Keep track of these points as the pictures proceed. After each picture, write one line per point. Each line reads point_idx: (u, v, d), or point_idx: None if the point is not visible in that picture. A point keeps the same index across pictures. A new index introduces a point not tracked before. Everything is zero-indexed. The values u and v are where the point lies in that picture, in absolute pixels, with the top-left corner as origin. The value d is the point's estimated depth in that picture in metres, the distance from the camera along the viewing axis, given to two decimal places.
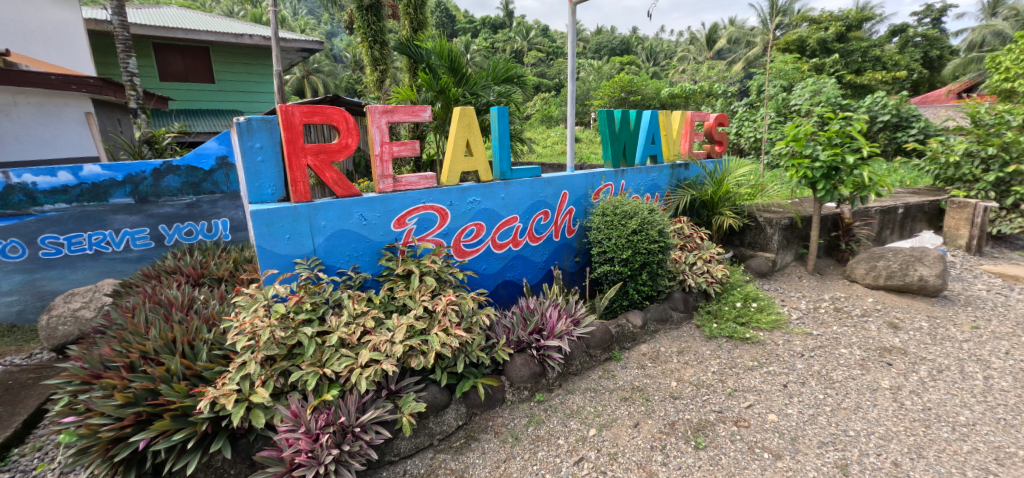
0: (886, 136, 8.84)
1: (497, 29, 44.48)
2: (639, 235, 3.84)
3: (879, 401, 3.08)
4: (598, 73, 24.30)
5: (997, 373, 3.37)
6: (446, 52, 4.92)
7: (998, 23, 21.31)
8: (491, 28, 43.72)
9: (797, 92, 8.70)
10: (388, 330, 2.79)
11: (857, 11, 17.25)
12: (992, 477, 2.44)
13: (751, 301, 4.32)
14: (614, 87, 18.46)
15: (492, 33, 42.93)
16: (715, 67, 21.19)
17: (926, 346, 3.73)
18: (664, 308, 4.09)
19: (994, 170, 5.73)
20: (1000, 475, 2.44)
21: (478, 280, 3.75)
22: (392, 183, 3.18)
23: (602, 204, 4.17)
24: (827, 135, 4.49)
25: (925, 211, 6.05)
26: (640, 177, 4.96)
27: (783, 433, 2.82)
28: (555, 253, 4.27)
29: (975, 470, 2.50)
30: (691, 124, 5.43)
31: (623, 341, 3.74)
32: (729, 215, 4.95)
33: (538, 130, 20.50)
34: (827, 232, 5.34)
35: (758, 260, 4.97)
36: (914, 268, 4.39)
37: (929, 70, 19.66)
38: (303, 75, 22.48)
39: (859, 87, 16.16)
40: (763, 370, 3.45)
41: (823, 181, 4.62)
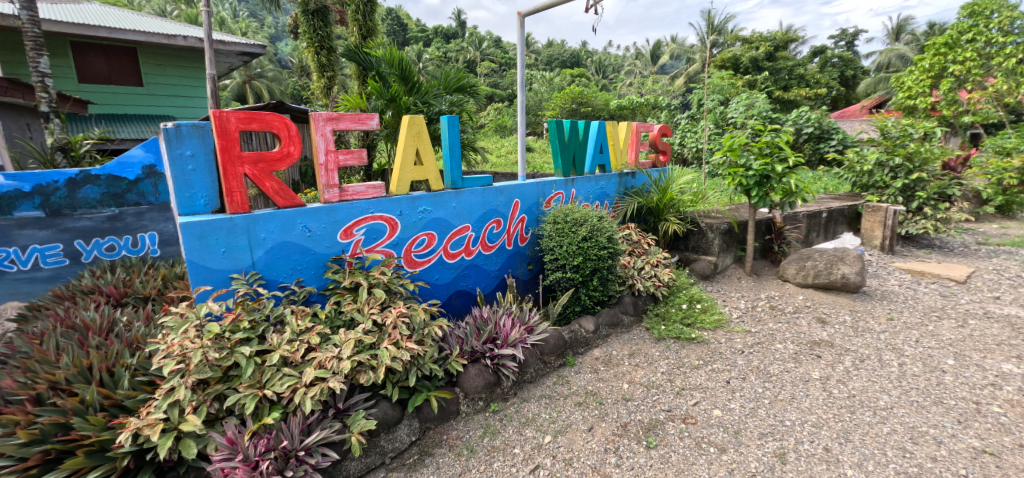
0: (811, 147, 9.59)
1: (451, 37, 45.18)
2: (589, 242, 3.94)
3: (810, 391, 3.29)
4: (549, 85, 24.92)
5: (909, 360, 3.70)
6: (396, 60, 4.89)
7: (901, 47, 23.86)
8: (444, 39, 44.15)
9: (733, 106, 9.30)
10: (335, 346, 2.66)
11: (783, 33, 18.71)
12: (908, 455, 2.67)
13: (695, 302, 4.53)
14: (565, 99, 18.99)
15: (444, 42, 43.07)
16: (658, 81, 22.23)
17: (850, 337, 4.05)
18: (615, 312, 4.18)
19: (900, 177, 6.37)
20: (914, 453, 2.68)
21: (431, 290, 3.68)
22: (339, 193, 3.07)
23: (554, 212, 4.24)
24: (758, 146, 4.81)
25: (846, 215, 6.60)
26: (589, 186, 5.08)
27: (727, 427, 2.95)
28: (508, 261, 4.27)
29: (894, 449, 2.72)
30: (635, 135, 5.68)
31: (576, 346, 3.80)
32: (674, 221, 5.18)
33: (492, 140, 20.63)
34: (761, 235, 5.70)
35: (701, 263, 5.20)
36: (838, 267, 4.77)
37: (846, 88, 21.61)
38: (245, 80, 21.53)
39: (785, 103, 17.68)
40: (708, 368, 3.60)
41: (756, 188, 4.93)
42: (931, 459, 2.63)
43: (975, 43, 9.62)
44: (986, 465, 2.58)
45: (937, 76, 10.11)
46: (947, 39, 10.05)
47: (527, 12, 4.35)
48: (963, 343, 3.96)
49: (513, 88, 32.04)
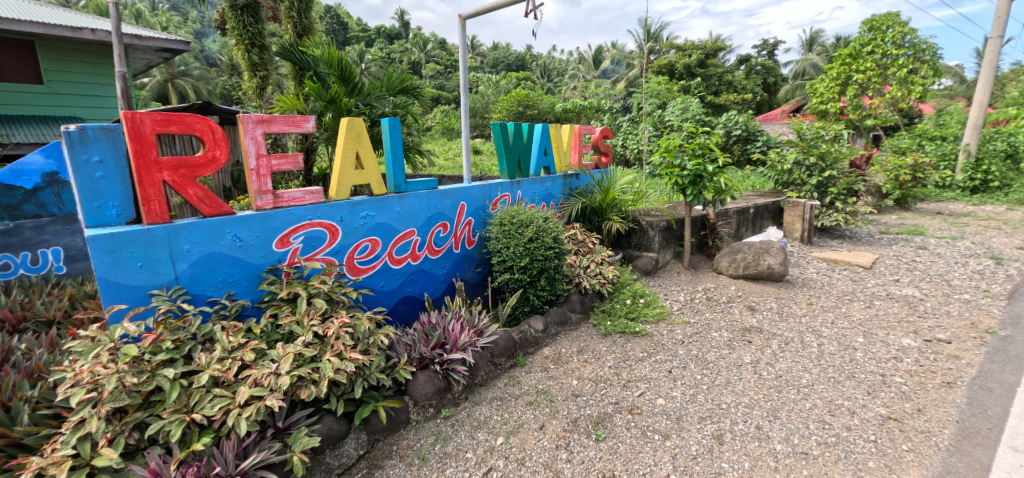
0: (739, 148, 10.26)
1: (393, 38, 44.39)
2: (535, 243, 3.98)
3: (743, 375, 3.52)
4: (495, 88, 25.04)
5: (827, 340, 4.05)
6: (336, 60, 4.68)
7: (814, 57, 26.10)
8: (386, 40, 43.20)
9: (670, 110, 9.77)
10: (272, 361, 2.52)
11: (712, 41, 19.90)
12: (828, 427, 2.92)
13: (638, 297, 4.70)
14: (511, 102, 19.16)
15: (387, 43, 42.16)
16: (600, 85, 22.94)
17: (777, 322, 4.36)
18: (563, 310, 4.26)
19: (816, 175, 6.95)
20: (834, 425, 2.93)
21: (376, 298, 3.57)
22: (273, 199, 2.91)
23: (500, 214, 4.25)
24: (691, 147, 5.08)
25: (770, 210, 7.12)
26: (535, 187, 5.14)
27: (670, 415, 3.09)
28: (455, 265, 4.23)
29: (817, 423, 2.97)
30: (578, 137, 5.84)
31: (526, 346, 3.83)
32: (616, 220, 5.35)
33: (439, 143, 20.43)
34: (697, 231, 6.01)
35: (643, 259, 5.41)
36: (764, 258, 5.13)
37: (768, 94, 23.34)
38: (167, 79, 19.99)
39: (716, 107, 18.84)
40: (652, 359, 3.75)
41: (691, 187, 5.21)
42: (847, 429, 2.89)
43: (875, 55, 10.67)
44: (891, 430, 2.88)
45: (844, 83, 11.14)
46: (852, 50, 11.02)
47: (469, 14, 4.34)
48: (871, 322, 4.38)
49: (458, 91, 31.94)
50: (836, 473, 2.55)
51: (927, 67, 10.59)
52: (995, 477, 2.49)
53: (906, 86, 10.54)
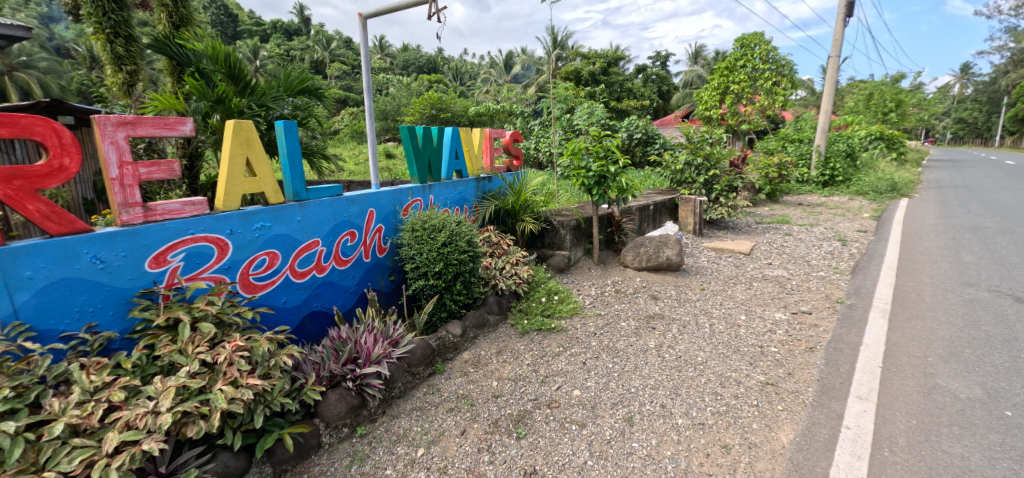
0: (640, 150, 11.02)
1: (292, 36, 41.71)
2: (449, 247, 3.93)
3: (649, 359, 3.77)
4: (405, 90, 24.48)
5: (718, 320, 4.48)
6: (222, 56, 4.27)
7: (699, 69, 28.97)
8: (283, 36, 40.31)
9: (577, 114, 10.22)
10: (149, 398, 2.21)
11: (612, 51, 21.21)
12: (722, 399, 3.23)
13: (553, 294, 4.84)
14: (423, 105, 18.85)
15: (284, 40, 39.30)
16: (510, 89, 23.40)
17: (676, 308, 4.75)
18: (480, 313, 4.24)
19: (703, 174, 7.69)
20: (726, 397, 3.25)
21: (277, 316, 3.29)
22: (143, 213, 2.56)
23: (411, 219, 4.13)
24: (595, 150, 5.35)
25: (667, 206, 7.74)
26: (447, 191, 5.08)
27: (586, 404, 3.21)
28: (367, 274, 4.03)
29: (713, 396, 3.27)
30: (488, 141, 5.90)
31: (445, 353, 3.76)
32: (529, 221, 5.46)
33: (347, 146, 19.49)
34: (604, 228, 6.35)
35: (556, 258, 5.58)
36: (663, 251, 5.56)
37: (663, 100, 25.45)
38: (4, 72, 16.82)
39: (618, 112, 20.17)
40: (567, 353, 3.88)
41: (596, 188, 5.48)
42: (734, 397, 3.24)
43: (746, 68, 12.08)
44: (769, 394, 3.28)
45: (723, 92, 12.48)
46: (728, 63, 12.36)
47: (369, 14, 4.18)
48: (752, 301, 4.95)
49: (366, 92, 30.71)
50: (727, 438, 2.85)
51: (787, 80, 12.23)
52: (847, 424, 2.93)
53: (771, 96, 12.11)
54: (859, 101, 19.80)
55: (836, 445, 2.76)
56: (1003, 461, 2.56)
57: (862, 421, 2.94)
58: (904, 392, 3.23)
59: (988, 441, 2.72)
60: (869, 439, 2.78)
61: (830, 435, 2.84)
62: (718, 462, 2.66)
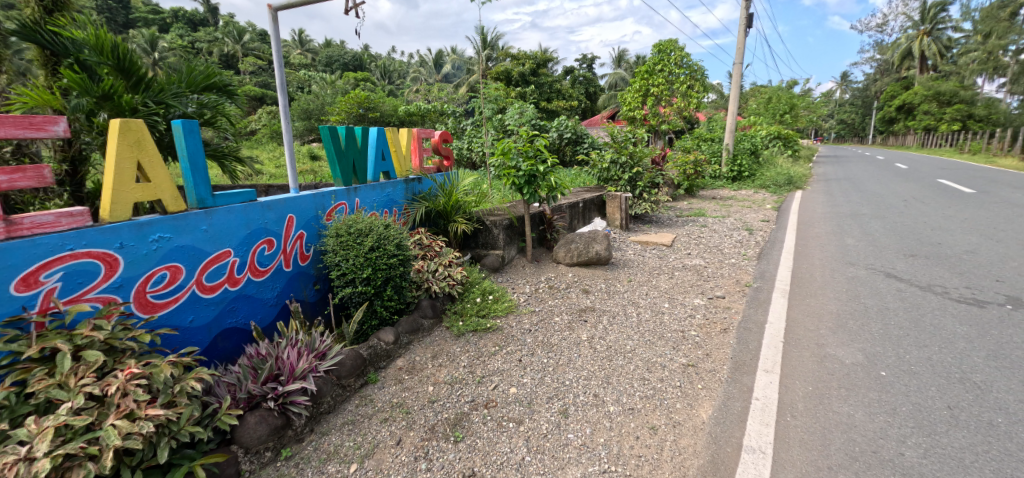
0: (570, 149, 11.33)
1: (198, 27, 38.37)
2: (376, 252, 3.77)
3: (582, 351, 3.87)
4: (330, 88, 23.38)
5: (645, 309, 4.70)
6: (108, 46, 3.78)
7: (622, 72, 30.42)
8: (187, 27, 36.93)
9: (507, 114, 10.29)
10: (21, 444, 1.92)
11: (541, 52, 21.66)
12: (650, 383, 3.40)
13: (488, 294, 4.81)
14: (349, 103, 18.09)
15: (188, 32, 35.99)
16: (441, 88, 23.14)
17: (606, 300, 4.93)
18: (414, 318, 4.12)
19: (627, 171, 8.05)
20: (653, 381, 3.42)
21: (183, 336, 2.98)
22: (5, 228, 2.23)
23: (336, 224, 3.92)
24: (524, 150, 5.41)
25: (596, 203, 8.01)
26: (375, 193, 4.88)
27: (523, 401, 3.23)
28: (288, 285, 3.77)
29: (641, 381, 3.43)
30: (417, 141, 5.75)
31: (377, 361, 3.61)
32: (461, 221, 5.40)
33: (267, 148, 18.27)
34: (536, 226, 6.44)
35: (490, 257, 5.56)
36: (593, 246, 5.74)
37: (590, 101, 26.42)
38: None
39: (548, 112, 20.64)
40: (503, 352, 3.88)
41: (527, 186, 5.54)
42: (660, 380, 3.42)
43: (664, 72, 12.82)
44: (690, 374, 3.51)
45: (644, 94, 13.17)
46: (648, 67, 13.07)
47: (280, 6, 3.90)
48: (674, 289, 5.26)
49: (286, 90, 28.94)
50: (655, 420, 3.00)
51: (699, 84, 13.11)
52: (757, 396, 3.20)
53: (687, 99, 12.97)
54: (760, 104, 21.79)
55: (748, 415, 3.01)
56: (881, 416, 2.93)
57: (769, 392, 3.23)
58: (803, 362, 3.59)
59: (869, 400, 3.10)
60: (775, 408, 3.06)
61: (743, 407, 3.09)
62: (646, 443, 2.79)
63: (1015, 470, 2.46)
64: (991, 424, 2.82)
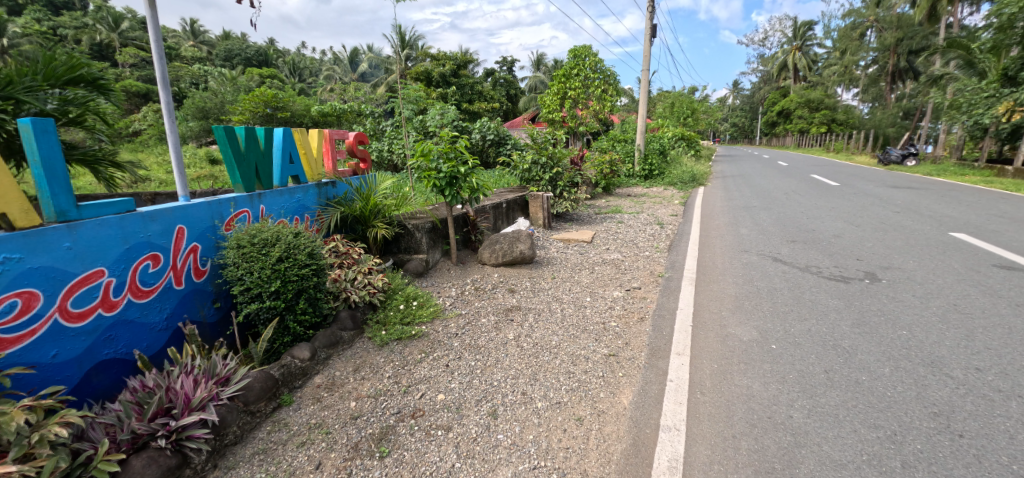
0: (493, 150, 11.37)
1: (63, 10, 33.42)
2: (285, 263, 3.48)
3: (509, 351, 3.87)
4: (231, 86, 21.50)
5: (569, 304, 4.82)
6: None
7: (540, 76, 31.34)
8: (49, 11, 32.02)
9: (428, 115, 10.10)
10: None
11: (461, 54, 21.59)
12: (575, 376, 3.48)
13: (412, 300, 4.64)
14: (255, 102, 16.73)
15: (50, 16, 31.19)
16: (357, 88, 22.21)
17: (531, 298, 4.98)
18: (332, 331, 3.86)
19: (548, 172, 8.24)
20: (578, 373, 3.51)
21: (44, 375, 2.56)
22: None
23: (237, 234, 3.56)
24: (444, 151, 5.31)
25: (519, 203, 8.09)
26: (282, 199, 4.51)
27: (451, 406, 3.15)
28: (181, 305, 3.36)
29: (567, 374, 3.50)
30: (329, 142, 5.42)
31: (292, 381, 3.33)
32: (381, 226, 5.16)
33: (157, 151, 16.35)
34: (460, 228, 6.35)
35: (414, 262, 5.38)
36: (517, 246, 5.79)
37: (511, 104, 26.83)
38: None
39: (470, 113, 20.61)
40: (430, 359, 3.75)
41: (449, 188, 5.44)
42: (584, 372, 3.52)
43: (580, 77, 13.31)
44: (612, 363, 3.64)
45: (562, 98, 13.60)
46: (564, 71, 13.38)
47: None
48: (595, 283, 5.45)
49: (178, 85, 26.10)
50: (581, 411, 3.08)
51: (613, 88, 13.89)
52: (671, 378, 3.40)
53: (601, 102, 13.61)
54: (667, 108, 23.42)
55: (664, 396, 3.18)
56: (774, 384, 3.24)
57: (682, 373, 3.45)
58: (709, 343, 3.88)
59: (764, 371, 3.42)
60: (687, 387, 3.27)
61: (660, 389, 3.27)
62: (573, 435, 2.85)
63: (877, 420, 2.84)
64: (859, 382, 3.23)
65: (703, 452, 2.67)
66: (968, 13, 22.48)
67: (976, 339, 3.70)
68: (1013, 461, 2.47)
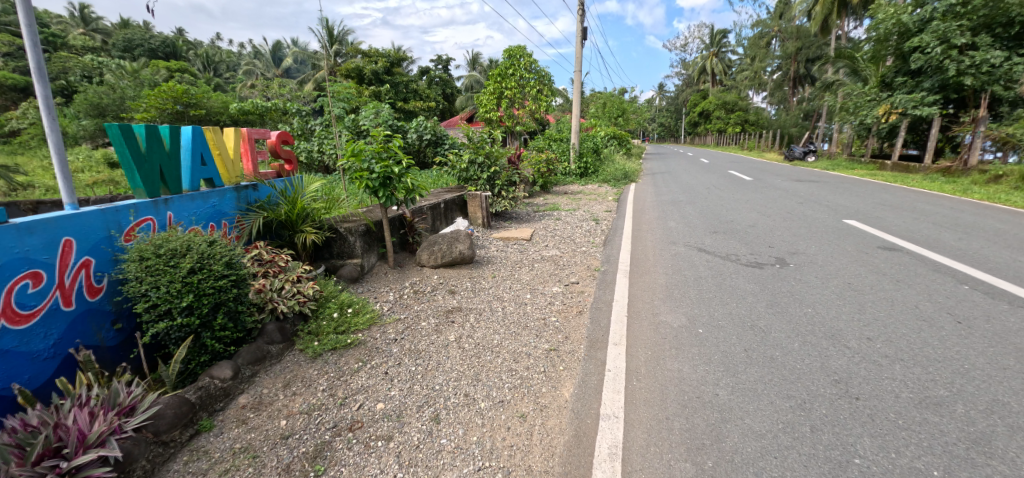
0: (431, 150, 11.16)
1: None
2: (198, 274, 3.18)
3: (451, 353, 3.79)
4: (133, 81, 19.43)
5: (509, 302, 4.82)
6: None
7: (476, 75, 31.28)
8: None
9: (360, 114, 9.71)
10: None
11: (394, 51, 20.99)
12: (517, 373, 3.47)
13: (346, 307, 4.41)
14: (162, 98, 15.21)
15: None
16: (282, 84, 20.91)
17: (472, 298, 4.92)
18: (258, 346, 3.58)
19: (485, 171, 8.21)
20: (520, 370, 3.50)
21: None
22: None
23: (139, 245, 3.20)
24: (376, 151, 5.10)
25: (458, 203, 7.98)
26: (194, 205, 4.12)
27: (392, 415, 3.03)
28: (73, 329, 2.96)
29: (510, 372, 3.48)
30: (249, 143, 5.04)
31: (212, 404, 3.05)
32: (310, 231, 4.86)
33: (43, 153, 14.41)
34: (397, 230, 6.15)
35: (348, 268, 5.12)
36: (456, 246, 5.71)
37: (447, 103, 26.56)
38: None
39: (405, 112, 20.11)
40: (367, 367, 3.58)
41: (383, 190, 5.23)
42: (526, 369, 3.52)
43: (515, 77, 13.40)
44: (553, 358, 3.68)
45: (498, 97, 13.60)
46: (500, 71, 13.37)
47: None
48: (535, 280, 5.49)
49: (67, 78, 23.16)
50: (524, 407, 3.07)
51: (547, 88, 14.13)
52: (609, 367, 3.49)
53: (537, 102, 13.79)
54: (599, 108, 24.20)
55: (603, 386, 3.26)
56: (702, 366, 3.43)
57: (619, 362, 3.55)
58: (643, 331, 4.04)
59: (693, 354, 3.60)
60: (624, 375, 3.37)
61: (599, 379, 3.35)
62: (517, 432, 2.83)
63: (790, 390, 3.08)
64: (773, 358, 3.48)
65: (640, 436, 2.76)
66: (854, 26, 25.23)
67: (868, 312, 4.13)
68: (900, 417, 2.77)
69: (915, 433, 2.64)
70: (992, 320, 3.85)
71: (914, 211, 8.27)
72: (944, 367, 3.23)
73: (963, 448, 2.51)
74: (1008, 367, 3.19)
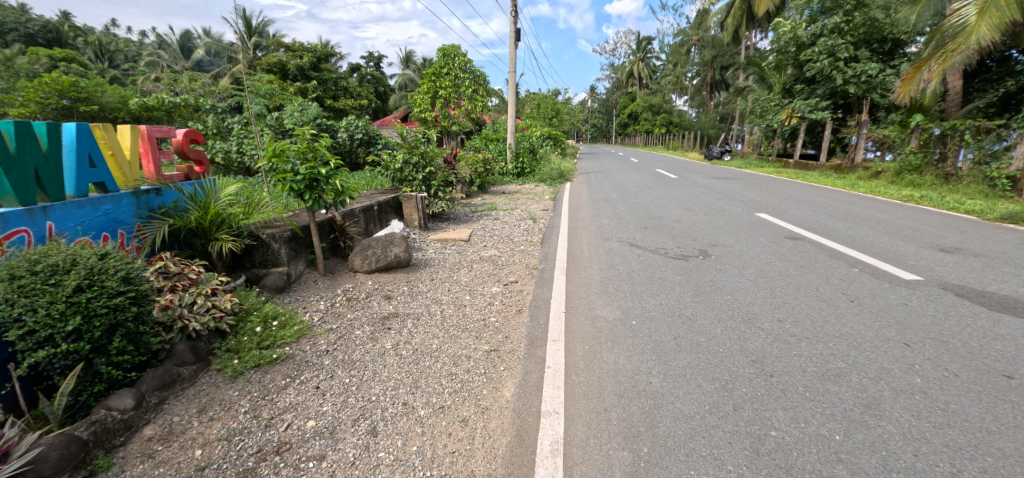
0: (363, 150, 10.71)
1: None
2: (87, 293, 2.79)
3: (387, 361, 3.63)
4: (9, 71, 16.95)
5: (448, 305, 4.71)
6: None
7: (409, 74, 30.64)
8: None
9: (283, 112, 9.09)
10: None
11: (321, 46, 20.01)
12: (456, 377, 3.38)
13: (271, 320, 4.08)
14: (45, 90, 13.38)
15: None
16: (194, 79, 19.23)
17: (409, 303, 4.75)
18: (166, 370, 3.22)
19: (420, 171, 8.00)
20: (460, 374, 3.42)
21: None
22: None
23: (9, 262, 2.76)
24: (300, 151, 4.77)
25: (392, 206, 7.70)
26: (82, 213, 3.63)
27: (324, 431, 2.84)
28: None
29: (450, 377, 3.39)
30: (150, 142, 4.54)
31: (110, 440, 2.70)
32: (227, 238, 4.46)
33: None
34: (327, 235, 5.81)
35: (272, 277, 4.75)
36: (391, 249, 5.50)
37: (380, 101, 25.76)
38: None
39: (335, 110, 19.22)
40: (296, 383, 3.33)
41: (308, 192, 4.90)
42: (466, 372, 3.44)
43: (450, 76, 13.24)
44: (493, 358, 3.64)
45: (433, 96, 13.35)
46: (434, 70, 13.15)
47: None
48: (473, 281, 5.42)
49: None
50: (464, 411, 3.00)
51: (482, 88, 14.09)
52: (549, 364, 3.50)
53: (473, 102, 13.71)
54: (534, 109, 24.55)
55: (543, 384, 3.26)
56: (635, 356, 3.54)
57: (558, 358, 3.57)
58: (581, 326, 4.10)
59: (628, 346, 3.71)
60: (563, 371, 3.39)
61: (539, 377, 3.34)
62: (458, 437, 2.75)
63: (714, 373, 3.25)
64: (699, 344, 3.66)
65: (579, 430, 2.78)
66: (761, 38, 27.57)
67: (778, 297, 4.47)
68: (807, 390, 3.01)
69: (821, 403, 2.87)
70: (878, 298, 4.31)
71: (814, 204, 9.14)
72: (841, 342, 3.56)
73: (858, 412, 2.77)
74: (891, 338, 3.58)
